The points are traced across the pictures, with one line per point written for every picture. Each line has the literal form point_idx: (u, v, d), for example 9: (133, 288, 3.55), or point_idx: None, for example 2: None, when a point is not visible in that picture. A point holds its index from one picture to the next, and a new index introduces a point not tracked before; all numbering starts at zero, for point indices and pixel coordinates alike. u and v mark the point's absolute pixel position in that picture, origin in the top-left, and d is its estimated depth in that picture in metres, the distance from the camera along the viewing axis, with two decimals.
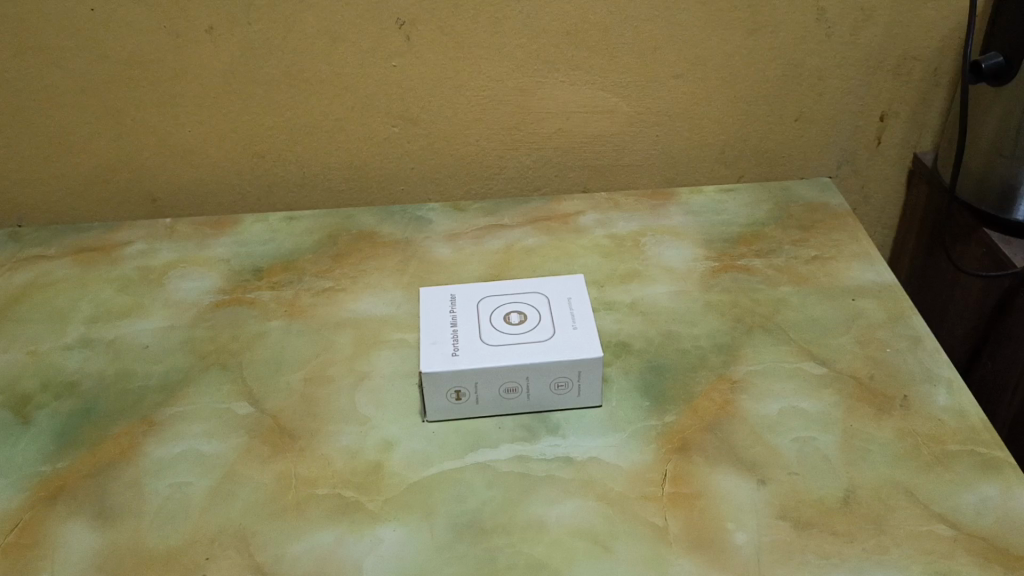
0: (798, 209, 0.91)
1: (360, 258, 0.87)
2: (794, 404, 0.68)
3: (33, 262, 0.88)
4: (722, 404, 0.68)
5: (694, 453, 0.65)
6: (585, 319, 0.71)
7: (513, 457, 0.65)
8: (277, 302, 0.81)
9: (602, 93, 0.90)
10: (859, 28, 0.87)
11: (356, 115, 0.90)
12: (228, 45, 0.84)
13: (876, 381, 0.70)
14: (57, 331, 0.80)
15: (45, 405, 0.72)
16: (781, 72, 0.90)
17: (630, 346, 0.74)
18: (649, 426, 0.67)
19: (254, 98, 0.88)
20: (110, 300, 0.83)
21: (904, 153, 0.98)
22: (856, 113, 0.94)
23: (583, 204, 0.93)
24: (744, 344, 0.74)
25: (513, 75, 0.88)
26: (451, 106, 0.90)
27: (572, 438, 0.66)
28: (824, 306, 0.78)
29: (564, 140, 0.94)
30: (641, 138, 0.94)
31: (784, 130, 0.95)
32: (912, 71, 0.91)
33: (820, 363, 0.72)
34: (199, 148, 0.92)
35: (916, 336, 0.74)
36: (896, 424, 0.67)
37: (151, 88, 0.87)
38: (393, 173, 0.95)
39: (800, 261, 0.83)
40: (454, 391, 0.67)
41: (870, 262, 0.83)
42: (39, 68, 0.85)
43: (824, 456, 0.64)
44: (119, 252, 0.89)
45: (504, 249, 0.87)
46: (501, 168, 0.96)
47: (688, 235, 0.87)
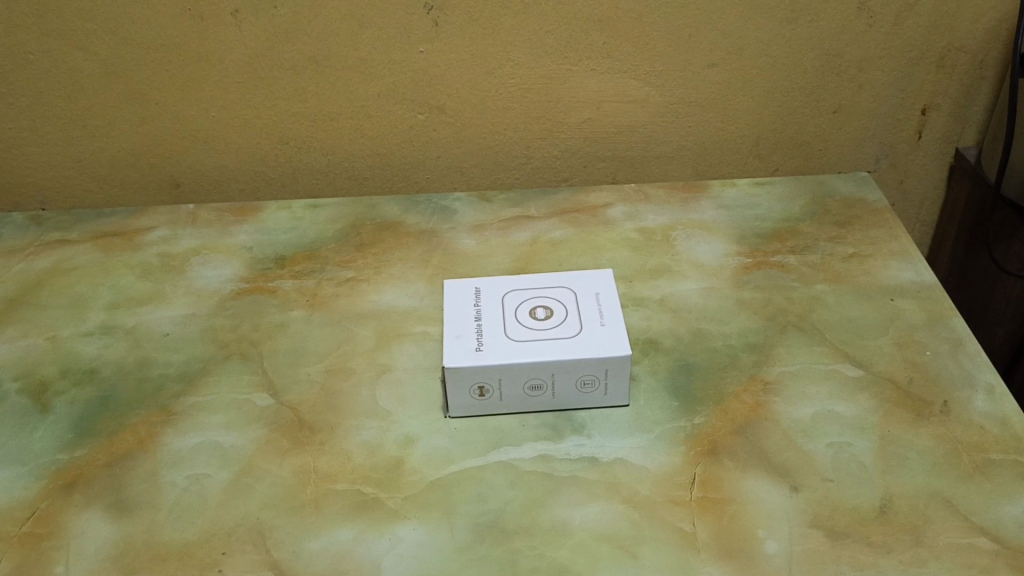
0: (835, 204, 0.88)
1: (384, 248, 0.85)
2: (828, 407, 0.66)
3: (56, 246, 0.88)
4: (754, 406, 0.66)
5: (724, 457, 0.63)
6: (613, 316, 0.68)
7: (536, 457, 0.63)
8: (299, 292, 0.80)
9: (634, 82, 0.88)
10: (903, 18, 0.84)
11: (382, 101, 0.88)
12: (253, 30, 0.83)
13: (915, 385, 0.67)
14: (78, 318, 0.79)
15: (63, 393, 0.71)
16: (820, 64, 0.87)
17: (659, 344, 0.72)
18: (677, 428, 0.65)
19: (279, 83, 0.87)
20: (131, 287, 0.82)
21: (945, 148, 0.94)
22: (896, 106, 0.91)
23: (611, 196, 0.91)
24: (777, 343, 0.72)
25: (543, 64, 0.86)
26: (479, 94, 0.88)
27: (597, 438, 0.64)
28: (861, 306, 0.75)
29: (594, 130, 0.92)
30: (673, 129, 0.92)
31: (821, 122, 0.92)
32: (956, 63, 0.88)
33: (857, 365, 0.69)
34: (223, 134, 0.91)
35: (958, 339, 0.71)
36: (935, 431, 0.64)
37: (176, 72, 0.86)
38: (418, 162, 0.93)
39: (836, 258, 0.81)
40: (478, 387, 0.65)
41: (909, 261, 0.80)
42: (61, 50, 0.84)
43: (860, 463, 0.62)
44: (141, 239, 0.88)
45: (530, 241, 0.85)
46: (528, 159, 0.94)
47: (719, 230, 0.85)
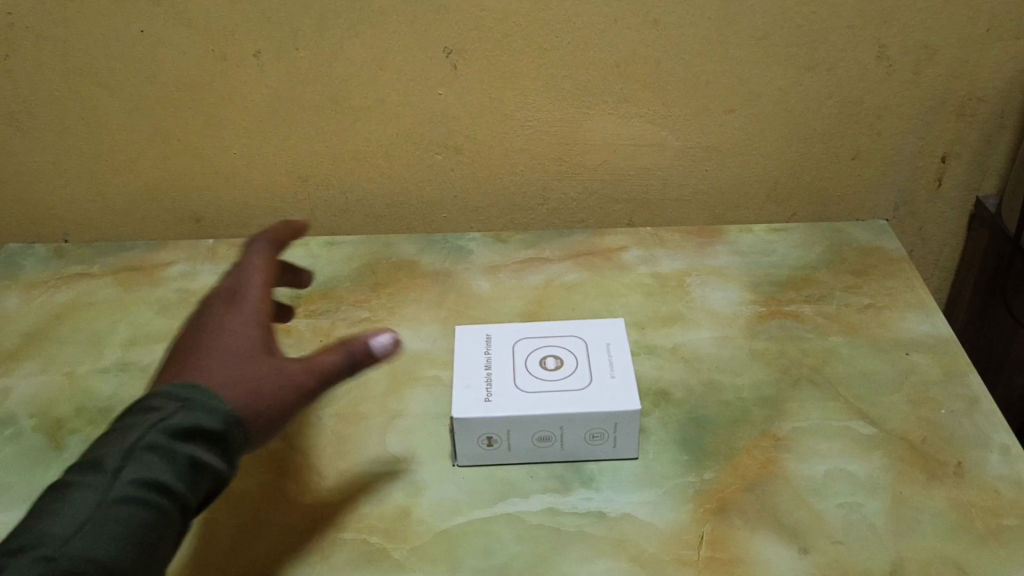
0: (851, 252, 0.88)
1: (399, 289, 0.86)
2: (839, 465, 0.65)
3: (77, 280, 0.89)
4: (764, 463, 0.66)
5: (732, 515, 0.62)
6: (624, 367, 0.68)
7: (544, 509, 0.63)
8: (314, 332, 0.81)
9: (651, 126, 0.88)
10: (923, 68, 0.84)
11: (400, 142, 0.89)
12: (274, 71, 0.84)
13: (929, 445, 0.67)
14: (96, 354, 0.80)
15: (78, 431, 0.72)
16: (839, 111, 0.87)
17: (670, 395, 0.72)
18: (686, 483, 0.64)
19: (299, 123, 0.88)
20: (149, 323, 0.83)
21: (965, 196, 0.94)
22: (915, 153, 0.90)
23: (626, 240, 0.91)
24: (790, 397, 0.71)
25: (561, 107, 0.87)
26: (497, 136, 0.89)
27: (606, 492, 0.64)
28: (876, 360, 0.74)
29: (610, 173, 0.92)
30: (690, 172, 0.92)
31: (839, 169, 0.92)
32: (977, 112, 0.87)
33: (870, 423, 0.69)
34: (243, 171, 0.92)
35: (973, 397, 0.70)
36: (948, 493, 0.63)
37: (198, 110, 0.87)
38: (435, 202, 0.94)
39: (852, 308, 0.80)
40: (486, 437, 0.65)
41: (926, 313, 0.79)
42: (86, 89, 0.85)
43: (870, 524, 0.61)
44: (161, 274, 0.90)
45: (544, 284, 0.86)
46: (544, 200, 0.94)
47: (734, 277, 0.85)
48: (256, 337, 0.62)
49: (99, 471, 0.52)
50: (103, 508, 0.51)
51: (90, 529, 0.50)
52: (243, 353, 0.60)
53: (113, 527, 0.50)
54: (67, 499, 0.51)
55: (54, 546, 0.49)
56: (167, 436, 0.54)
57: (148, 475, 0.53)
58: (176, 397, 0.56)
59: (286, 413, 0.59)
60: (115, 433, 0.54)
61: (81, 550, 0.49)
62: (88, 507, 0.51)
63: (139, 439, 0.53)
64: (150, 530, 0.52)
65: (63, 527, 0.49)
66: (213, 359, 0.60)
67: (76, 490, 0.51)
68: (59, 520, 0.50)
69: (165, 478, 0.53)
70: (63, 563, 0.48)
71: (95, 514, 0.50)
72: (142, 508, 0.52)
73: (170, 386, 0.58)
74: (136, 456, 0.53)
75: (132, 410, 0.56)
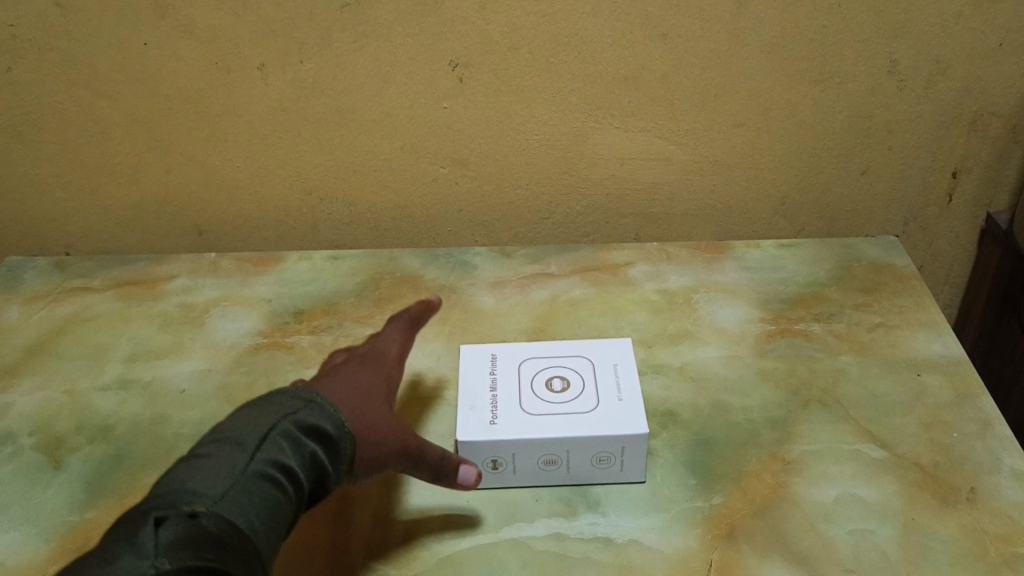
0: (861, 269, 0.86)
1: (403, 304, 0.85)
2: (850, 490, 0.64)
3: (79, 294, 0.89)
4: (773, 487, 0.65)
5: (741, 541, 0.61)
6: (631, 389, 0.67)
7: (549, 535, 0.62)
8: (316, 348, 0.80)
9: (659, 140, 0.87)
10: (934, 82, 0.83)
11: (404, 155, 0.88)
12: (278, 83, 0.83)
13: (942, 469, 0.65)
14: (97, 370, 0.79)
15: (78, 449, 0.71)
16: (849, 126, 0.86)
17: (677, 416, 0.71)
18: (695, 508, 0.63)
19: (303, 136, 0.87)
20: (151, 339, 0.82)
21: (976, 211, 0.93)
22: (926, 168, 0.89)
23: (633, 255, 0.90)
24: (799, 419, 0.70)
25: (567, 120, 0.86)
26: (502, 149, 0.88)
27: (612, 517, 0.63)
28: (887, 381, 0.73)
29: (617, 187, 0.91)
30: (698, 187, 0.91)
31: (849, 184, 0.91)
32: (989, 127, 0.86)
33: (881, 446, 0.68)
34: (247, 184, 0.91)
35: (987, 420, 0.69)
36: (962, 520, 0.62)
37: (201, 122, 0.86)
38: (440, 215, 0.93)
39: (862, 327, 0.79)
40: (491, 460, 0.64)
41: (937, 333, 0.78)
42: (89, 100, 0.85)
43: (882, 551, 0.60)
44: (163, 288, 0.89)
45: (549, 300, 0.85)
46: (550, 214, 0.93)
47: (742, 294, 0.84)
48: (377, 384, 0.64)
49: (237, 445, 0.51)
50: (246, 479, 0.49)
51: (233, 496, 0.47)
52: (371, 393, 0.62)
53: (250, 499, 0.48)
54: (207, 466, 0.49)
55: (200, 505, 0.46)
56: (297, 429, 0.54)
57: (280, 457, 0.51)
58: (298, 398, 0.56)
59: (391, 458, 0.60)
60: (251, 419, 0.53)
61: (228, 513, 0.46)
62: (232, 474, 0.49)
63: (268, 428, 0.52)
64: (274, 511, 0.49)
65: (211, 487, 0.47)
66: (348, 389, 0.61)
67: (217, 461, 0.49)
68: (201, 485, 0.47)
69: (292, 463, 0.52)
70: (206, 522, 0.45)
71: (239, 482, 0.48)
72: (271, 486, 0.50)
73: (290, 390, 0.58)
74: (272, 436, 0.52)
75: (256, 403, 0.55)
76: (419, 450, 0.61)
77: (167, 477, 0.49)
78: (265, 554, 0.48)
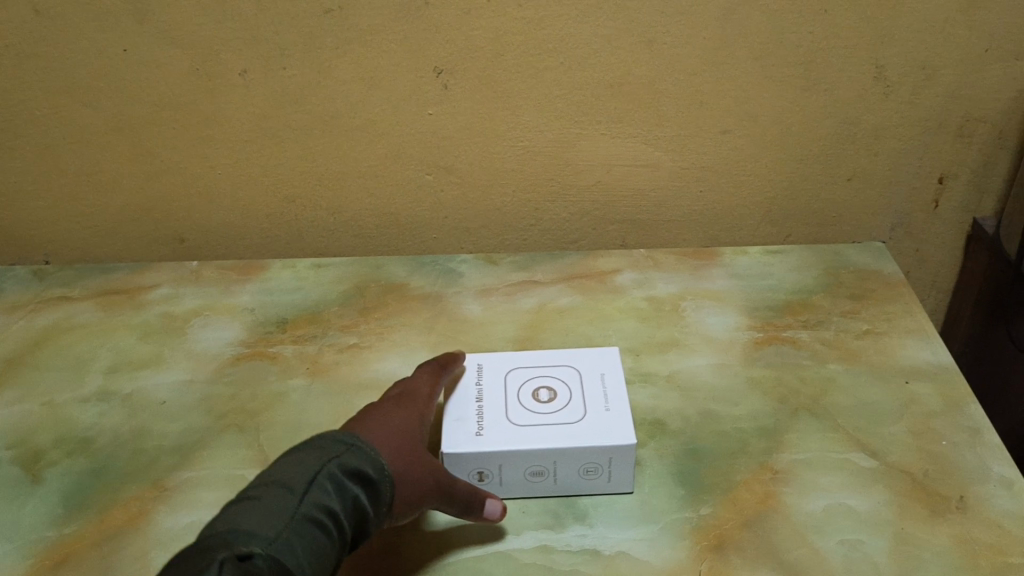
0: (849, 276, 0.86)
1: (388, 313, 0.84)
2: (840, 500, 0.64)
3: (59, 303, 0.87)
4: (763, 497, 0.64)
5: (731, 553, 0.60)
6: (618, 399, 0.66)
7: (536, 547, 0.61)
8: (300, 358, 0.79)
9: (646, 146, 0.87)
10: (920, 89, 0.83)
11: (389, 162, 0.87)
12: (261, 90, 0.82)
13: (931, 478, 0.65)
14: (76, 381, 0.78)
15: (57, 463, 0.70)
16: (836, 132, 0.86)
17: (666, 426, 0.70)
18: (684, 519, 0.63)
19: (287, 142, 0.86)
20: (131, 349, 0.81)
21: (963, 217, 0.93)
22: (913, 175, 0.89)
23: (620, 262, 0.90)
24: (788, 428, 0.70)
25: (554, 127, 0.85)
26: (488, 156, 0.87)
27: (600, 529, 0.62)
28: (875, 389, 0.73)
29: (604, 194, 0.91)
30: (685, 194, 0.90)
31: (836, 190, 0.90)
32: (975, 133, 0.86)
33: (870, 455, 0.67)
34: (230, 191, 0.90)
35: (976, 428, 0.69)
36: (952, 529, 0.61)
37: (183, 130, 0.85)
38: (426, 222, 0.93)
39: (850, 334, 0.79)
40: (477, 472, 0.63)
41: (925, 340, 0.78)
42: (69, 107, 0.83)
43: (873, 562, 0.59)
44: (144, 297, 0.88)
45: (536, 308, 0.84)
46: (537, 221, 0.93)
47: (730, 302, 0.83)
48: (413, 420, 0.62)
49: (285, 488, 0.52)
50: (296, 522, 0.50)
51: (284, 539, 0.49)
52: (407, 431, 0.61)
53: (299, 542, 0.49)
54: (258, 507, 0.50)
55: (255, 546, 0.47)
56: (341, 472, 0.55)
57: (325, 501, 0.52)
58: (340, 442, 0.57)
59: (426, 497, 0.59)
60: (298, 463, 0.54)
61: (281, 555, 0.47)
62: (282, 516, 0.50)
63: (315, 472, 0.53)
64: (320, 556, 0.50)
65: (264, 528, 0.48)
66: (385, 431, 0.60)
67: (267, 503, 0.51)
68: (253, 526, 0.48)
69: (335, 508, 0.53)
70: (260, 563, 0.46)
71: (288, 525, 0.50)
72: (317, 531, 0.51)
73: (330, 433, 0.58)
74: (318, 480, 0.53)
75: (300, 448, 0.56)
76: (452, 486, 0.60)
77: (219, 517, 0.51)
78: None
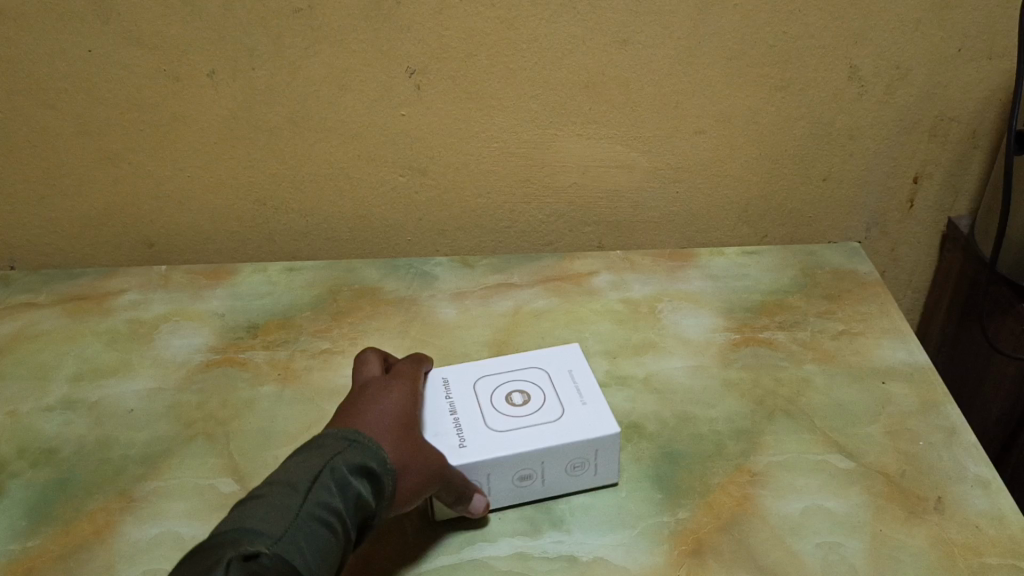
0: (825, 276, 0.86)
1: (361, 317, 0.83)
2: (817, 502, 0.63)
3: (23, 310, 0.85)
4: (740, 500, 0.63)
5: (708, 558, 0.59)
6: (592, 393, 0.66)
7: (512, 554, 0.60)
8: (271, 364, 0.77)
9: (621, 147, 0.86)
10: (893, 89, 0.83)
11: (362, 163, 0.86)
12: (229, 90, 0.80)
13: (908, 479, 0.65)
14: (40, 390, 0.76)
15: (19, 474, 0.68)
16: (810, 132, 0.85)
17: (643, 429, 0.70)
18: (661, 523, 0.62)
19: (256, 144, 0.84)
20: (97, 357, 0.79)
21: (937, 216, 0.93)
22: (888, 174, 0.89)
23: (596, 264, 0.89)
24: (765, 430, 0.69)
25: (528, 128, 0.84)
26: (462, 158, 0.86)
27: (578, 535, 0.62)
28: (851, 390, 0.73)
29: (579, 195, 0.90)
30: (661, 195, 0.90)
31: (812, 190, 0.90)
32: (948, 132, 0.86)
33: (847, 456, 0.67)
34: (199, 194, 0.88)
35: (952, 428, 0.69)
36: (929, 530, 0.61)
37: (150, 132, 0.83)
38: (399, 225, 0.91)
39: (826, 335, 0.78)
40: None
41: (901, 340, 0.78)
42: (31, 109, 0.81)
43: (851, 565, 0.59)
44: (111, 303, 0.86)
45: (512, 311, 0.83)
46: (512, 223, 0.92)
47: (707, 303, 0.83)
48: (403, 405, 0.59)
49: (289, 488, 0.49)
50: (300, 524, 0.48)
51: (288, 541, 0.46)
52: (401, 418, 0.57)
53: (304, 547, 0.47)
54: (262, 510, 0.48)
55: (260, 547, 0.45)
56: (346, 469, 0.51)
57: (329, 502, 0.50)
58: (341, 438, 0.53)
59: (431, 482, 0.56)
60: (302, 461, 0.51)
61: (284, 562, 0.45)
62: (286, 518, 0.48)
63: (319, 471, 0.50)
64: (326, 558, 0.48)
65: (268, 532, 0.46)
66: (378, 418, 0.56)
67: (271, 505, 0.48)
68: (260, 529, 0.47)
69: (340, 507, 0.50)
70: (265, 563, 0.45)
71: (292, 528, 0.47)
72: (324, 532, 0.48)
73: (333, 428, 0.55)
74: (322, 479, 0.50)
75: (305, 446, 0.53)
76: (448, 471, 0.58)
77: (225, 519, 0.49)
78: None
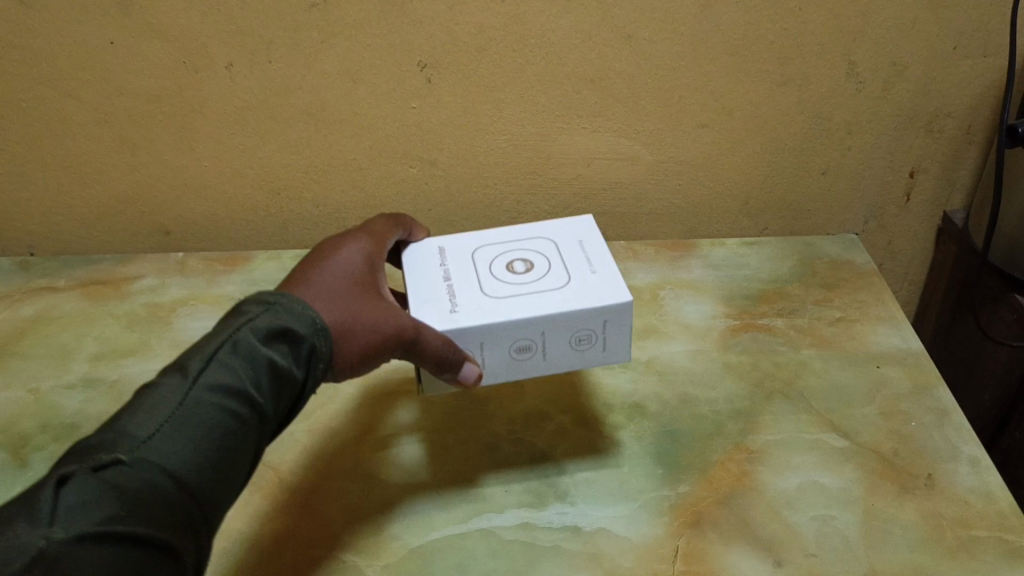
0: (822, 266, 0.89)
1: None
2: (812, 478, 0.66)
3: (43, 294, 0.89)
4: (738, 476, 0.66)
5: (707, 529, 0.62)
6: (603, 261, 0.64)
7: (518, 524, 0.63)
8: None
9: (625, 140, 0.88)
10: (891, 84, 0.85)
11: (373, 154, 0.89)
12: (245, 82, 0.83)
13: (900, 457, 0.67)
14: (61, 369, 0.79)
15: (43, 448, 0.70)
16: (809, 126, 0.88)
17: (645, 409, 0.72)
18: (661, 496, 0.64)
19: (271, 134, 0.87)
20: (116, 338, 0.82)
21: (933, 209, 0.95)
22: (885, 168, 0.92)
23: None
24: (763, 411, 0.72)
25: (535, 121, 0.87)
26: (471, 149, 0.89)
27: (581, 506, 0.64)
28: (847, 373, 0.75)
29: (583, 186, 0.93)
30: (664, 187, 0.93)
31: (810, 183, 0.93)
32: (944, 127, 0.88)
33: (842, 436, 0.69)
34: (214, 183, 0.91)
35: (944, 409, 0.71)
36: (920, 505, 0.63)
37: (168, 121, 0.86)
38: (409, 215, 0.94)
39: (823, 321, 0.81)
40: None
41: (897, 327, 0.80)
42: (53, 98, 0.84)
43: (844, 537, 0.61)
44: (129, 287, 0.89)
45: None
46: (518, 214, 0.95)
47: (707, 291, 0.86)
48: (360, 268, 0.60)
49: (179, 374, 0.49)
50: (182, 414, 0.47)
51: (162, 438, 0.46)
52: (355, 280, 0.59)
53: (182, 440, 0.46)
54: (145, 403, 0.47)
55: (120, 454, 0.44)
56: (252, 342, 0.51)
57: (227, 379, 0.50)
58: (260, 304, 0.54)
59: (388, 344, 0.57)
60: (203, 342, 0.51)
61: (157, 456, 0.45)
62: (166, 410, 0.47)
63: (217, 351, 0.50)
64: (216, 441, 0.48)
65: (142, 425, 0.46)
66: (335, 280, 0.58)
67: (155, 395, 0.48)
68: (135, 424, 0.46)
69: (238, 387, 0.50)
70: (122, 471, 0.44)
71: (174, 419, 0.47)
72: (215, 416, 0.48)
73: (259, 292, 0.55)
74: (218, 358, 0.50)
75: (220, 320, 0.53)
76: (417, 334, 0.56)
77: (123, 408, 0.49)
78: (208, 489, 0.47)
